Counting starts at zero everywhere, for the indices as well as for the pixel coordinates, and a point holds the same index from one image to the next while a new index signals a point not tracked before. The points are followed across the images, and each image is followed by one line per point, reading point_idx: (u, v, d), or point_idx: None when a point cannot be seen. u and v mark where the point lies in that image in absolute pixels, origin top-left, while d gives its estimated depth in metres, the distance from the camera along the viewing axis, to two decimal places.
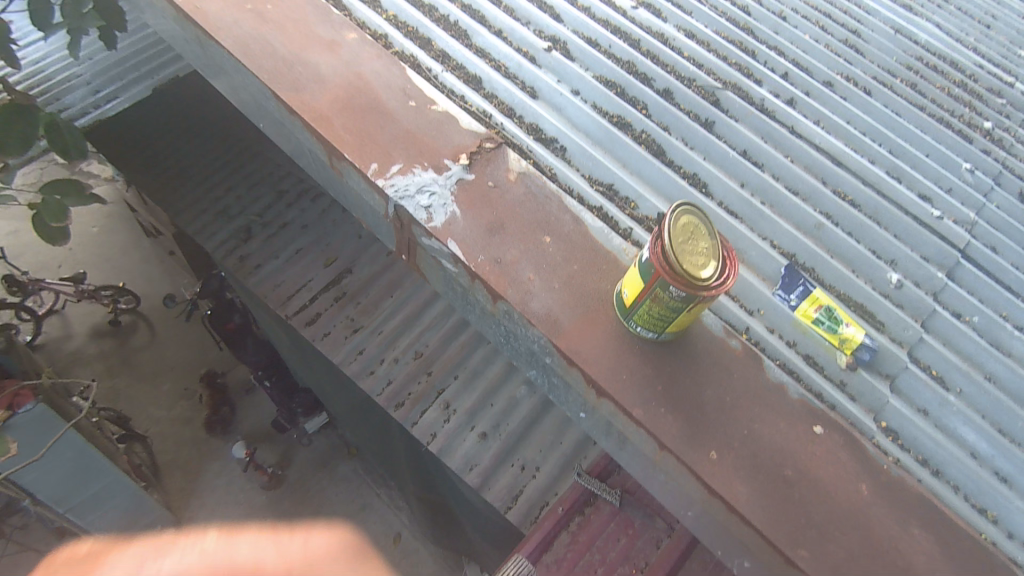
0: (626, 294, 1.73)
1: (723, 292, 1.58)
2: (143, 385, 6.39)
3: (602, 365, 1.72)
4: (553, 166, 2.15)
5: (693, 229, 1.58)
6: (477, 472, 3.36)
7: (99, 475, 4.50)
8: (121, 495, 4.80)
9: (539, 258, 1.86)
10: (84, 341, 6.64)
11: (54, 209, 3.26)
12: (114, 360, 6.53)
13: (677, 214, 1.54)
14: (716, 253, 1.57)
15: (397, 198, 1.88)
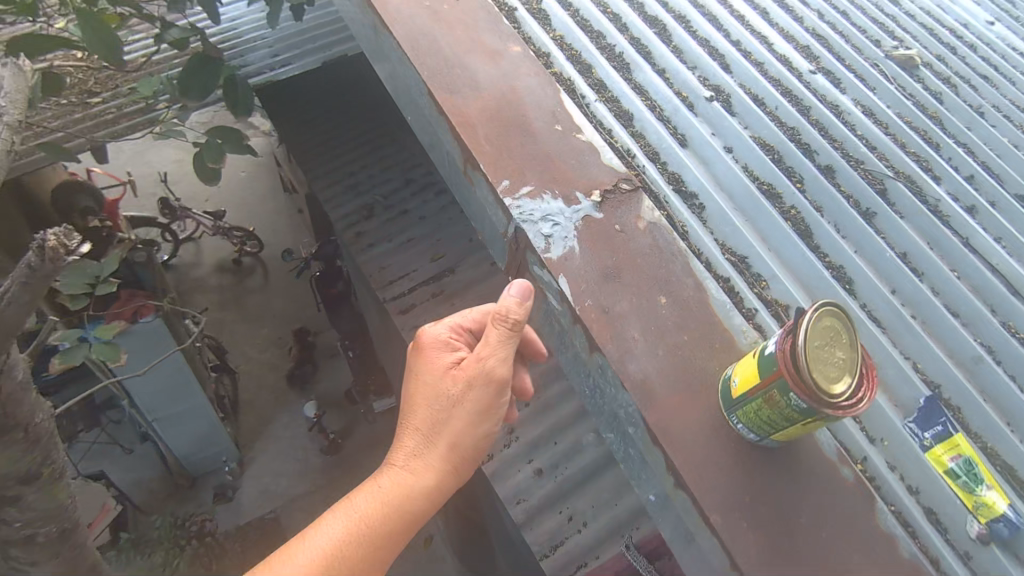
0: (736, 383, 1.57)
1: (853, 415, 1.38)
2: (246, 325, 6.78)
3: (689, 453, 1.57)
4: (687, 223, 2.00)
5: (833, 334, 1.40)
6: (524, 507, 3.00)
7: (190, 395, 4.73)
8: (201, 421, 5.03)
9: (649, 318, 1.74)
10: (209, 272, 7.27)
11: (215, 152, 3.52)
12: (229, 296, 7.02)
13: (817, 314, 1.38)
14: (853, 368, 1.39)
15: (519, 221, 1.82)
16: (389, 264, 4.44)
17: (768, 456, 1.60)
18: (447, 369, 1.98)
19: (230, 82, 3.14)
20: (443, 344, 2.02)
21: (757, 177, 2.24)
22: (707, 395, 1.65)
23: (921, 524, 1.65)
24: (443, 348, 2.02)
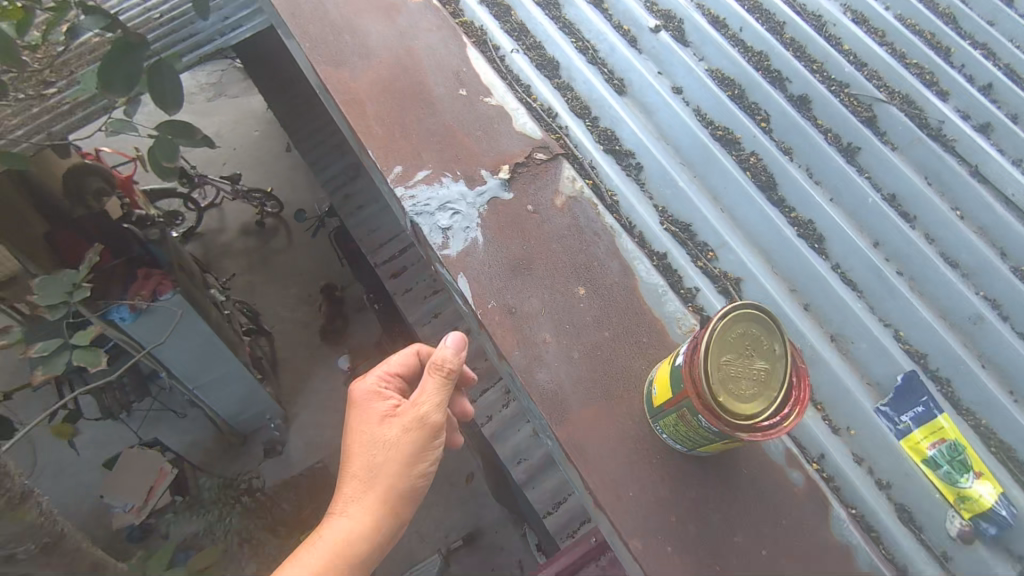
0: (655, 392, 1.35)
1: (779, 434, 1.12)
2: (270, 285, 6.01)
3: (606, 470, 1.38)
4: (617, 191, 1.74)
5: (750, 340, 1.15)
6: (525, 468, 2.77)
7: (220, 363, 4.14)
8: (239, 385, 4.49)
9: (563, 314, 1.52)
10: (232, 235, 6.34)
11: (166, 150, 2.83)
12: (254, 257, 6.17)
13: (724, 319, 1.13)
14: (776, 380, 1.13)
15: (412, 213, 1.60)
16: (377, 228, 4.17)
17: (700, 468, 1.39)
18: (377, 424, 1.70)
19: (157, 71, 2.22)
20: (372, 394, 1.76)
21: (710, 120, 1.90)
22: (628, 400, 1.44)
23: (887, 524, 1.43)
24: (372, 399, 1.75)
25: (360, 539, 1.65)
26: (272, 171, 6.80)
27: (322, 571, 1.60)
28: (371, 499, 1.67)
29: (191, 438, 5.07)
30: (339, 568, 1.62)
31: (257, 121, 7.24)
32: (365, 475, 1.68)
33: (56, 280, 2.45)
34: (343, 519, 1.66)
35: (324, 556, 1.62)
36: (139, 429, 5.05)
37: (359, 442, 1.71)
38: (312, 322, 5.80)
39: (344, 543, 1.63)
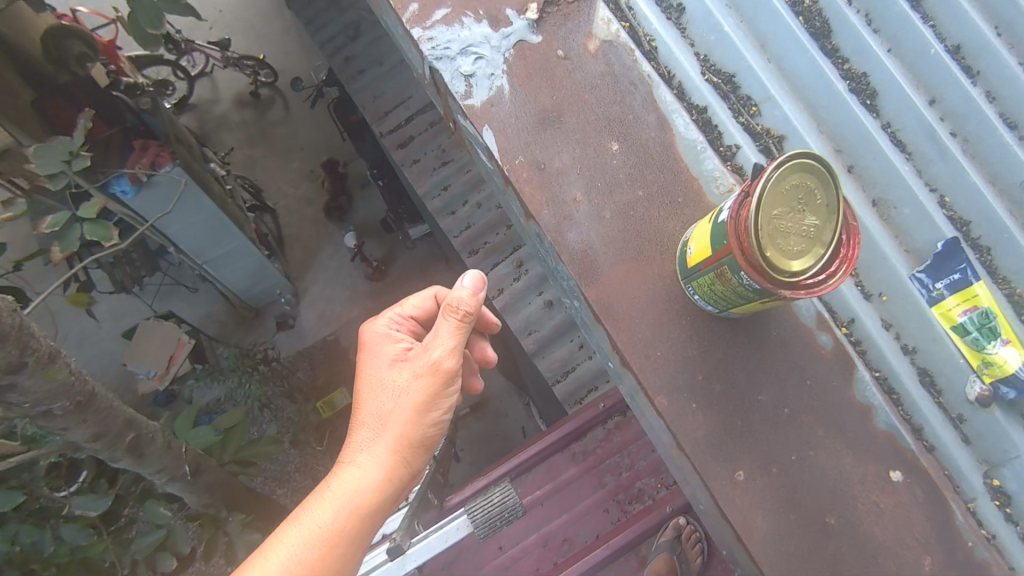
0: (691, 250, 1.29)
1: (819, 294, 1.10)
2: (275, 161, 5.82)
3: (634, 331, 1.37)
4: (655, 35, 1.56)
5: (804, 195, 1.07)
6: (536, 338, 2.79)
7: (227, 240, 4.09)
8: (246, 262, 4.45)
9: (596, 171, 1.43)
10: (230, 107, 6.04)
11: (150, 16, 2.93)
12: (253, 129, 5.93)
13: (779, 171, 1.04)
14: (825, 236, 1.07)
15: (431, 60, 1.45)
16: (383, 93, 3.91)
17: (731, 330, 1.38)
18: (389, 372, 1.67)
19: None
20: (383, 338, 1.76)
21: None
22: (661, 262, 1.40)
23: (909, 387, 1.45)
24: (385, 346, 1.74)
25: (371, 488, 1.54)
26: (263, 34, 6.33)
27: (333, 521, 1.50)
28: (382, 448, 1.58)
29: (207, 310, 5.18)
30: (350, 517, 1.51)
31: None
32: (377, 423, 1.62)
33: (52, 147, 2.31)
34: (352, 470, 1.58)
35: (336, 506, 1.51)
36: (154, 301, 5.16)
37: (371, 391, 1.68)
38: (316, 197, 5.67)
39: (355, 491, 1.54)
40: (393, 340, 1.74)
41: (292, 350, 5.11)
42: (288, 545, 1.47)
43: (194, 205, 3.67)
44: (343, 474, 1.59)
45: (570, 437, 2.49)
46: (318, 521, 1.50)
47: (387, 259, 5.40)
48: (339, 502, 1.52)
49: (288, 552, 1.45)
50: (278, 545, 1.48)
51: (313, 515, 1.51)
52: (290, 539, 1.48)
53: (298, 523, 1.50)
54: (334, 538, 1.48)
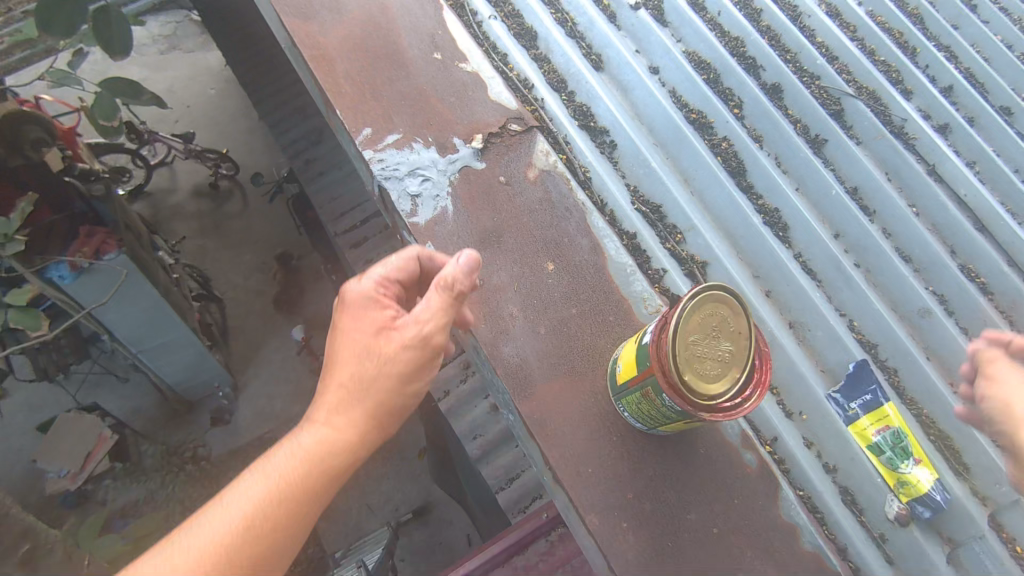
0: (621, 369, 1.34)
1: (737, 416, 1.15)
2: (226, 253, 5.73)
3: (566, 447, 1.38)
4: (589, 167, 1.71)
5: (719, 321, 1.15)
6: (480, 443, 2.75)
7: (168, 327, 3.82)
8: (184, 353, 4.15)
9: (532, 290, 1.50)
10: (186, 197, 6.00)
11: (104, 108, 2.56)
12: (207, 220, 5.88)
13: (695, 300, 1.12)
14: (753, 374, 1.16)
15: (380, 178, 1.54)
16: (340, 196, 4.03)
17: (659, 447, 1.40)
18: (360, 357, 1.38)
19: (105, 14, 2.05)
20: (368, 302, 1.42)
21: (685, 103, 1.88)
22: (593, 377, 1.44)
23: (831, 506, 1.48)
24: (367, 312, 1.42)
25: (301, 484, 1.30)
26: (226, 131, 6.49)
27: (246, 521, 1.24)
28: (324, 443, 1.35)
29: (135, 402, 4.73)
30: (269, 516, 1.26)
31: (213, 74, 6.88)
32: (333, 417, 1.37)
33: None
34: (288, 455, 1.33)
35: (257, 503, 1.26)
36: (77, 393, 4.69)
37: (338, 368, 1.40)
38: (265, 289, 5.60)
39: (282, 487, 1.29)
40: (378, 308, 1.42)
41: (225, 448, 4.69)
42: (188, 545, 1.21)
43: (135, 293, 3.41)
44: (274, 460, 1.33)
45: (515, 547, 2.39)
46: (230, 518, 1.24)
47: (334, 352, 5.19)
48: (260, 500, 1.26)
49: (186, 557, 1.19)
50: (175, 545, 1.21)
51: (225, 509, 1.25)
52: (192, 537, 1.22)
53: (204, 520, 1.24)
54: (244, 541, 1.22)
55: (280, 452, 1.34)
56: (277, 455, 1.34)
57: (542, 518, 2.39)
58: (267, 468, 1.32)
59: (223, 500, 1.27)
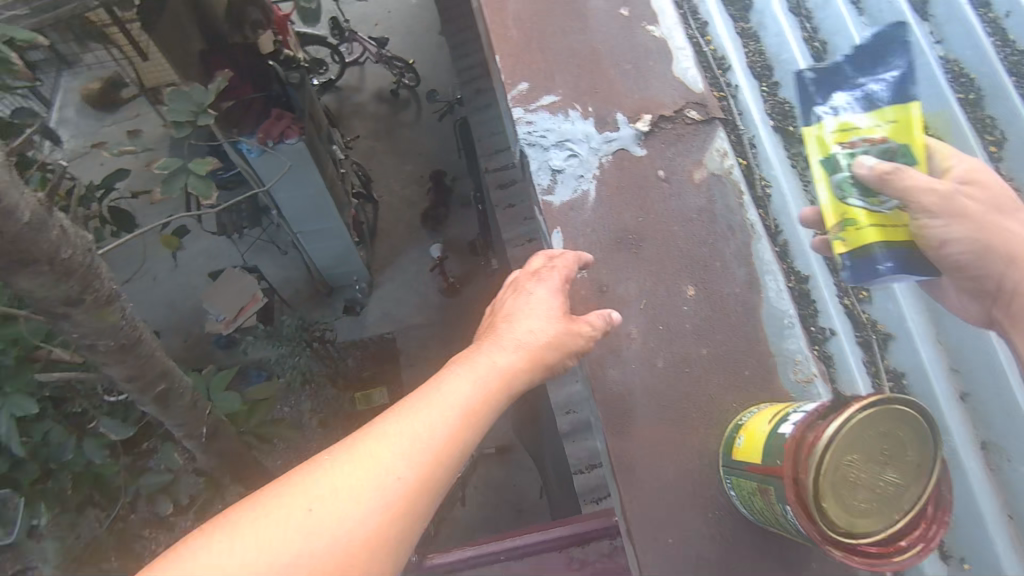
0: (741, 442, 1.11)
1: (880, 567, 0.88)
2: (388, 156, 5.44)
3: (651, 503, 1.19)
4: (771, 180, 1.41)
5: (891, 445, 0.87)
6: (571, 420, 2.52)
7: (325, 219, 3.71)
8: (334, 245, 4.02)
9: (660, 313, 1.28)
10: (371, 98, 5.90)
11: None
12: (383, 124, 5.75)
13: (869, 413, 0.85)
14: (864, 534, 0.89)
15: (523, 143, 1.36)
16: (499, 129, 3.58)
17: (762, 544, 1.15)
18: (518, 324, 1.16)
19: None
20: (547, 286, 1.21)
21: (923, 124, 1.45)
22: (704, 435, 1.21)
23: None
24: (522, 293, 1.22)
25: (479, 413, 1.02)
26: (422, 41, 6.32)
27: (425, 443, 0.96)
28: (500, 369, 1.08)
29: (287, 275, 4.60)
30: (448, 440, 0.98)
31: None
32: (506, 354, 1.10)
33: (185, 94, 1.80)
34: (451, 392, 1.04)
35: (431, 427, 0.98)
36: (246, 253, 4.65)
37: (499, 328, 1.17)
38: None
39: (458, 410, 1.01)
40: (552, 296, 1.18)
41: (347, 339, 4.44)
42: (355, 464, 0.91)
43: (305, 180, 3.35)
44: (441, 382, 1.05)
45: (579, 536, 1.92)
46: (403, 438, 0.95)
47: (463, 278, 4.66)
48: (436, 427, 0.97)
49: (353, 480, 0.90)
50: (333, 462, 0.92)
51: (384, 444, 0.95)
52: (353, 456, 0.92)
53: (366, 439, 0.95)
54: (424, 467, 0.94)
55: (448, 375, 1.06)
56: (441, 378, 1.06)
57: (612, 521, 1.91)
58: (434, 390, 1.03)
59: (387, 419, 0.98)
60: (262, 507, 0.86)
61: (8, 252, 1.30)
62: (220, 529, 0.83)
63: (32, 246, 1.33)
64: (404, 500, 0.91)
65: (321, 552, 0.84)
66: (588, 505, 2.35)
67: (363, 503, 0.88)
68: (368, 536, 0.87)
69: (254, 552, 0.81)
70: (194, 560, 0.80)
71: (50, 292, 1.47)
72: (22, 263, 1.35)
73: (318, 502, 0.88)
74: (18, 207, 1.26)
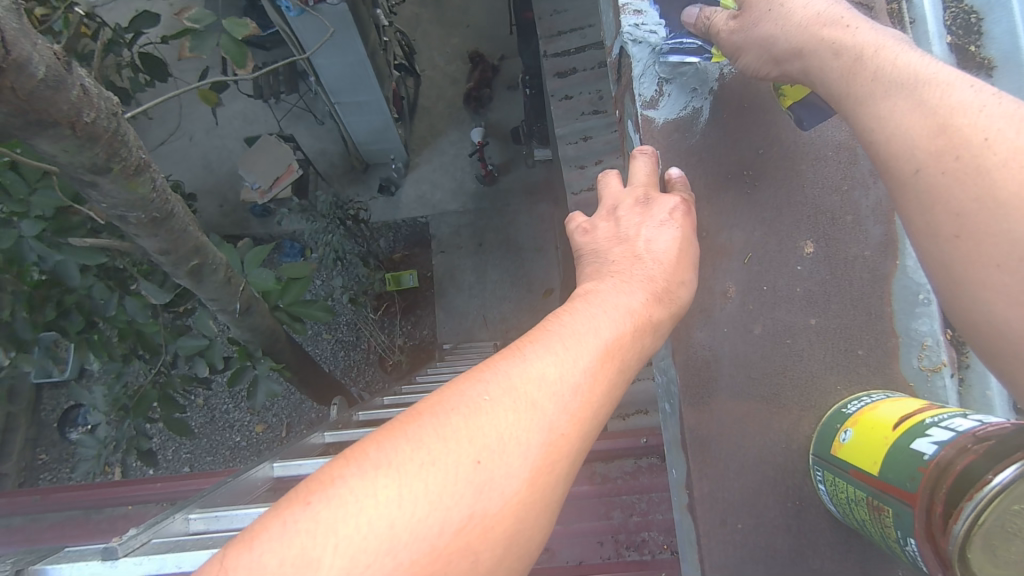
0: (848, 440, 0.92)
1: None
2: (432, 19, 4.80)
3: (723, 484, 1.04)
4: None
5: None
6: None
7: (368, 89, 3.38)
8: (373, 118, 3.69)
9: (766, 272, 1.08)
10: None
11: None
12: None
13: None
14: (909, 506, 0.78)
15: (625, 40, 1.20)
16: (565, 8, 2.89)
17: (843, 541, 1.00)
18: (643, 259, 0.97)
19: None
20: (648, 198, 1.05)
21: None
22: (796, 417, 1.04)
23: None
24: (632, 222, 1.03)
25: (637, 352, 0.84)
26: None
27: (584, 378, 0.76)
28: (646, 309, 0.89)
29: (324, 147, 4.33)
30: (614, 382, 0.79)
31: None
32: (633, 284, 0.92)
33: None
34: (592, 317, 0.85)
35: (578, 355, 0.78)
36: (282, 120, 4.35)
37: (616, 263, 0.98)
38: None
39: (618, 344, 0.82)
40: (672, 220, 1.00)
41: (382, 220, 4.17)
42: (520, 404, 0.71)
43: (347, 43, 2.98)
44: (584, 312, 0.86)
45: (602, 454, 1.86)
46: (568, 374, 0.75)
47: (506, 166, 4.27)
48: (586, 355, 0.78)
49: (522, 424, 0.69)
50: (488, 398, 0.71)
51: (527, 369, 0.74)
52: (514, 393, 0.72)
53: (523, 372, 0.74)
54: (595, 411, 0.75)
55: (577, 307, 0.87)
56: (580, 308, 0.87)
57: (639, 441, 1.88)
58: (581, 319, 0.84)
59: (536, 348, 0.78)
60: (412, 453, 0.64)
61: (16, 113, 0.94)
62: (361, 479, 0.62)
63: (48, 108, 0.97)
64: (578, 452, 0.72)
65: (496, 515, 0.64)
66: (612, 418, 2.15)
67: (537, 456, 0.68)
68: (543, 498, 0.68)
69: (417, 509, 0.61)
70: (336, 519, 0.59)
71: (71, 160, 1.12)
72: (38, 126, 1.00)
73: (469, 437, 0.67)
74: (30, 60, 0.89)
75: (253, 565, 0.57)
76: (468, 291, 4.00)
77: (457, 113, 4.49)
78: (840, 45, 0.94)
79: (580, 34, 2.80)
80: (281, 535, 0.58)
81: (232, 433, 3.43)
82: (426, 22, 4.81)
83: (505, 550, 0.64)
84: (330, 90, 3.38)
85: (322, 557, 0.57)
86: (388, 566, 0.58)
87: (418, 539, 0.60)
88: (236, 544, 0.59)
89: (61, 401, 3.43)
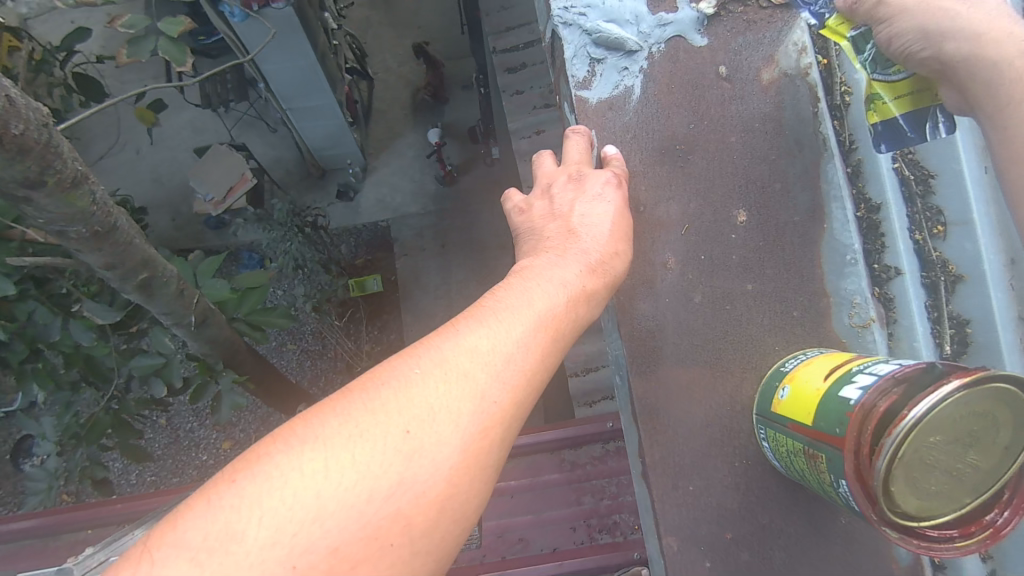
0: (786, 396, 0.96)
1: (954, 547, 0.77)
2: (382, 22, 4.77)
3: (673, 449, 1.07)
4: (853, 85, 1.18)
5: (972, 434, 0.74)
6: None
7: (319, 93, 3.34)
8: (325, 122, 3.64)
9: (704, 243, 1.12)
10: None
11: None
12: None
13: (962, 398, 0.71)
14: (835, 449, 0.82)
15: (558, 23, 1.23)
16: (512, 4, 2.91)
17: (791, 495, 1.05)
18: (578, 233, 0.99)
19: None
20: (580, 174, 1.08)
21: None
22: (739, 379, 1.08)
23: None
24: (566, 198, 1.06)
25: (572, 323, 0.86)
26: None
27: (516, 350, 0.78)
28: (581, 280, 0.91)
29: (277, 154, 4.25)
30: (549, 349, 0.81)
31: None
32: (568, 258, 0.94)
33: None
34: (524, 291, 0.86)
35: (508, 328, 0.79)
36: (232, 129, 4.26)
37: (551, 238, 1.00)
38: None
39: (551, 315, 0.84)
40: (606, 195, 1.03)
41: (341, 225, 4.12)
42: (450, 374, 0.72)
43: (293, 47, 2.93)
44: (519, 287, 0.87)
45: (570, 441, 1.82)
46: (500, 344, 0.77)
47: (463, 165, 4.27)
48: (517, 329, 0.80)
49: (453, 393, 0.71)
50: (419, 371, 0.72)
51: (456, 343, 0.76)
52: (444, 364, 0.73)
53: (455, 344, 0.76)
54: (531, 379, 0.77)
55: (511, 283, 0.89)
56: (515, 283, 0.89)
57: (607, 425, 1.81)
58: (516, 293, 0.86)
59: (469, 323, 0.79)
60: (340, 425, 0.65)
61: None
62: (287, 453, 0.62)
63: None
64: (512, 418, 0.74)
65: (426, 480, 0.65)
66: (579, 405, 2.17)
67: (468, 423, 0.70)
68: (476, 464, 0.69)
69: (345, 479, 0.62)
70: (261, 491, 0.60)
71: (2, 173, 1.08)
72: None
73: (395, 410, 0.67)
74: None
75: (177, 543, 0.57)
76: (433, 292, 3.98)
77: (411, 114, 4.46)
78: (1009, 55, 0.93)
79: (529, 29, 2.83)
80: (206, 513, 0.59)
81: (198, 452, 3.35)
82: (376, 25, 4.78)
83: (439, 514, 0.65)
84: (279, 94, 3.33)
85: (246, 530, 0.58)
86: (316, 535, 0.59)
87: (345, 507, 0.61)
88: (161, 525, 0.59)
89: (13, 432, 3.29)
